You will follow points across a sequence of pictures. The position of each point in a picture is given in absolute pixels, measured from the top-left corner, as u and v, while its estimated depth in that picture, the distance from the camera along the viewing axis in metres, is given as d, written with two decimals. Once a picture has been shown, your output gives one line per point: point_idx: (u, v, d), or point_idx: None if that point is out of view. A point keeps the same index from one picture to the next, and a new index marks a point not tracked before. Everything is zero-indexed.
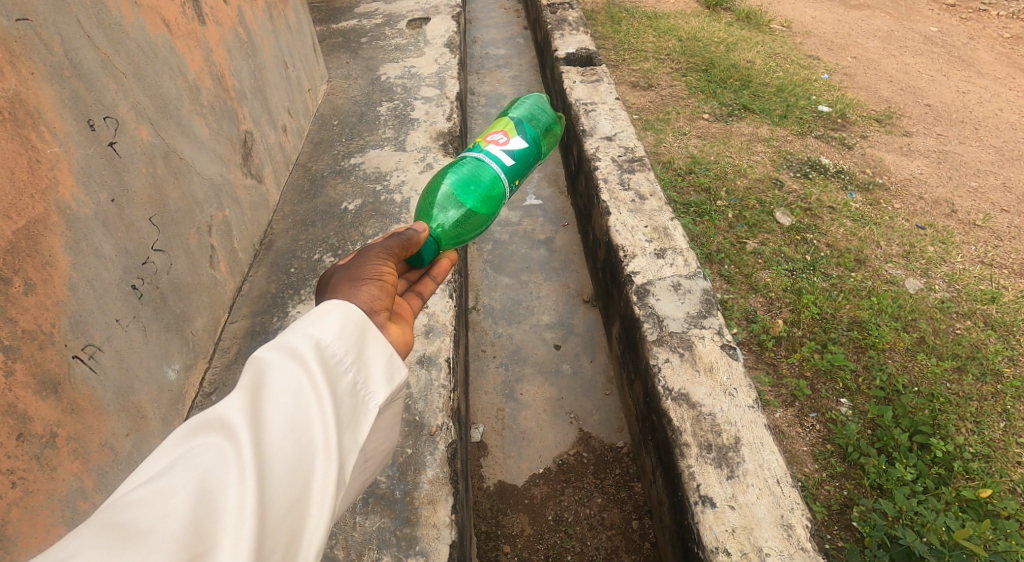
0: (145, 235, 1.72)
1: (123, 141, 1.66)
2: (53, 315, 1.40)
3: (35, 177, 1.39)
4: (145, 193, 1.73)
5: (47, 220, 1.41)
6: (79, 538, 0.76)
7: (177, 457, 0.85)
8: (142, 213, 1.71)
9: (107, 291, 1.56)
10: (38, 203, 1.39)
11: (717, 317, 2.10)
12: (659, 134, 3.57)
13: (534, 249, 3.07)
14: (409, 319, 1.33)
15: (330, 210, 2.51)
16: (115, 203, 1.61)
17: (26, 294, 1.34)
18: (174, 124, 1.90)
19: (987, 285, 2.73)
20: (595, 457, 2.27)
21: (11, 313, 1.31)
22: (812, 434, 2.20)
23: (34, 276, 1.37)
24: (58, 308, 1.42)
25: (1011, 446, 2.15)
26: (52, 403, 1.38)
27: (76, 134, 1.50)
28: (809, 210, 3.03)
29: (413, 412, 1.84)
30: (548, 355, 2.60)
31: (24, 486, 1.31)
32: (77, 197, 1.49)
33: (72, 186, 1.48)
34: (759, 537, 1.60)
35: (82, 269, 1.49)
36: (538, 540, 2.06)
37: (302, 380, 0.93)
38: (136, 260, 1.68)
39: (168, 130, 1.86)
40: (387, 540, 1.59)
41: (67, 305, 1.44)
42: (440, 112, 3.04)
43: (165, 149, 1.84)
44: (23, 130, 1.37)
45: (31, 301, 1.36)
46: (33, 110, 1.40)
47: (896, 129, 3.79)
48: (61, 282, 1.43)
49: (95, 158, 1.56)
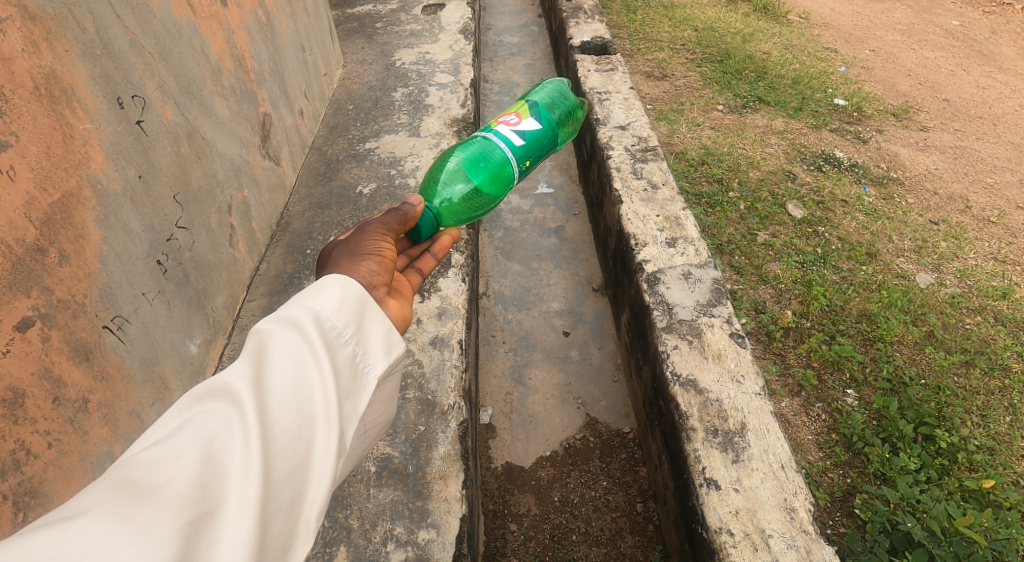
0: (170, 212, 1.77)
1: (150, 120, 1.70)
2: (84, 286, 1.45)
3: (69, 152, 1.43)
4: (170, 171, 1.78)
5: (80, 195, 1.46)
6: (92, 495, 0.78)
7: (183, 422, 0.88)
8: (167, 191, 1.76)
9: (135, 266, 1.61)
10: (72, 176, 1.43)
11: (726, 306, 2.12)
12: (672, 124, 3.57)
13: (545, 237, 3.10)
14: (408, 296, 1.35)
15: (345, 193, 2.55)
16: (142, 179, 1.66)
17: (61, 265, 1.39)
18: (198, 104, 1.94)
19: (999, 281, 2.73)
20: (601, 441, 2.31)
21: (47, 282, 1.36)
22: (817, 423, 2.23)
23: (68, 248, 1.41)
24: (89, 280, 1.46)
25: (1016, 439, 2.17)
26: (84, 369, 1.44)
27: (106, 112, 1.55)
28: (822, 203, 3.03)
29: (426, 391, 1.89)
30: (557, 342, 2.64)
31: (59, 448, 1.37)
32: (107, 173, 1.53)
33: (103, 162, 1.52)
34: (763, 520, 1.64)
35: (111, 243, 1.54)
36: (545, 520, 2.10)
37: (303, 350, 0.95)
38: (161, 236, 1.72)
39: (192, 110, 1.90)
40: (400, 512, 1.64)
41: (98, 277, 1.49)
42: (454, 99, 3.07)
43: (189, 129, 1.88)
44: (58, 106, 1.41)
45: (65, 272, 1.40)
46: (67, 87, 1.44)
47: (913, 123, 3.77)
48: (92, 255, 1.48)
49: (123, 136, 1.60)
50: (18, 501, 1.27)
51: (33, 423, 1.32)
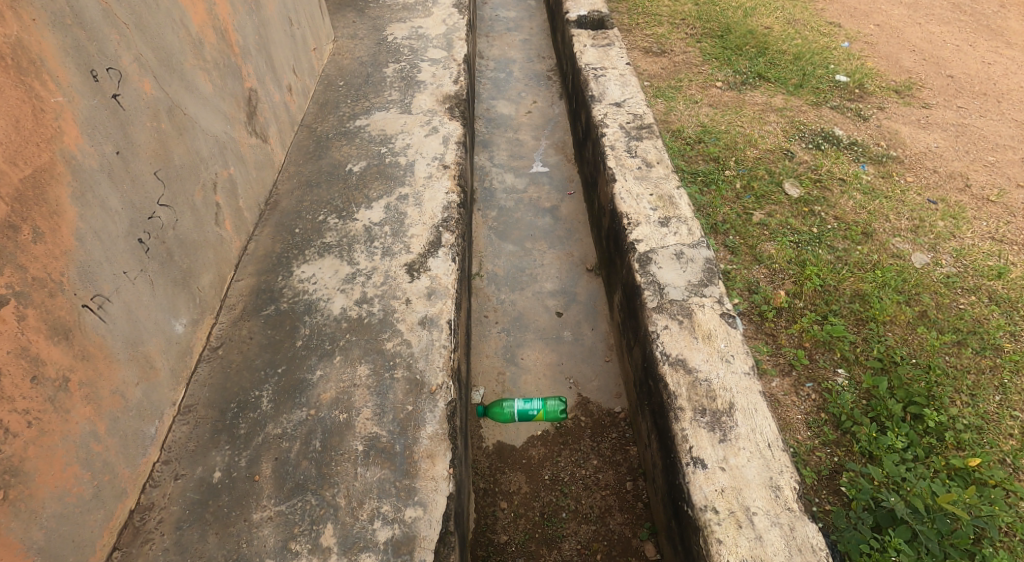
0: (151, 190, 1.75)
1: (127, 93, 1.68)
2: (61, 264, 1.46)
3: (40, 126, 1.43)
4: (150, 147, 1.76)
5: (54, 170, 1.46)
6: None
7: None
8: (147, 168, 1.75)
9: (115, 245, 1.61)
10: (43, 151, 1.43)
11: (718, 285, 2.12)
12: (670, 102, 3.53)
13: (539, 217, 3.08)
14: None
15: (334, 171, 2.54)
16: (120, 155, 1.65)
17: (35, 242, 1.41)
18: (178, 78, 1.91)
19: (995, 261, 2.72)
20: (592, 421, 2.32)
21: (21, 260, 1.38)
22: (807, 402, 2.24)
23: (42, 225, 1.42)
24: (66, 258, 1.48)
25: (1005, 418, 2.18)
26: (64, 348, 1.46)
27: (79, 84, 1.53)
28: (819, 182, 3.02)
29: (414, 371, 1.89)
30: (549, 322, 2.64)
31: (39, 426, 1.40)
32: (82, 148, 1.53)
33: (77, 137, 1.52)
34: (747, 497, 1.65)
35: (89, 220, 1.54)
36: (535, 498, 2.13)
37: None
38: (143, 214, 1.72)
39: (172, 85, 1.88)
40: (387, 490, 1.65)
41: (75, 254, 1.50)
42: (447, 75, 3.05)
43: (169, 104, 1.86)
44: (27, 78, 1.40)
45: (40, 250, 1.42)
46: (36, 58, 1.42)
47: (915, 100, 3.73)
48: (69, 233, 1.48)
49: (99, 110, 1.58)
50: None
51: (11, 402, 1.35)
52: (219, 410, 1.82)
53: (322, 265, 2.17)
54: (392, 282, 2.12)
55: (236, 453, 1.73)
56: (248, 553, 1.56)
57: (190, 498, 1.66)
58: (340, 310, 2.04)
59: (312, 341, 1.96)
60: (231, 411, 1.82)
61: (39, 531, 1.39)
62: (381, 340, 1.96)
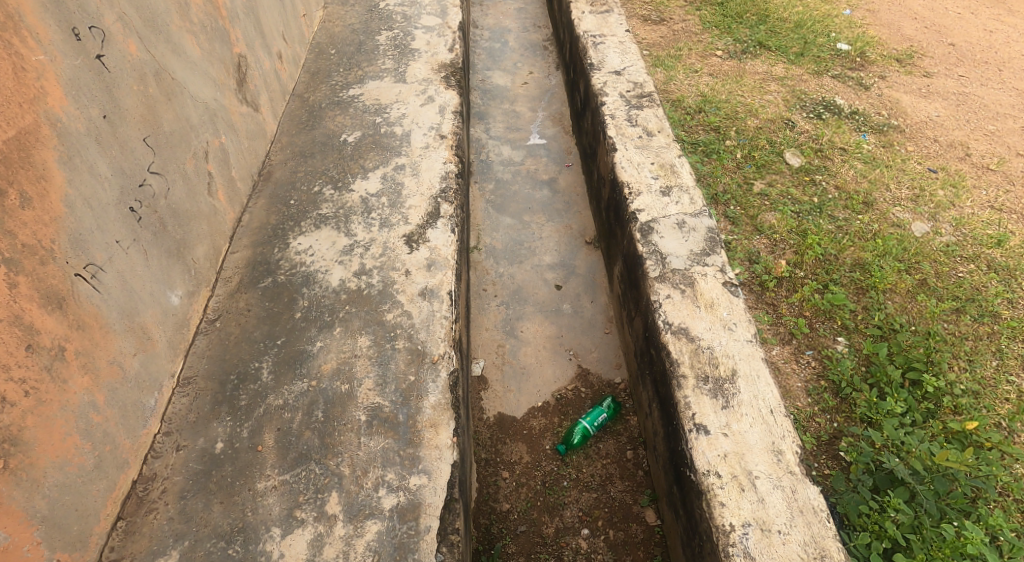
0: (140, 156, 1.73)
1: (111, 54, 1.65)
2: (52, 231, 1.44)
3: (22, 86, 1.40)
4: (137, 112, 1.73)
5: (38, 132, 1.43)
6: None
7: None
8: (136, 133, 1.72)
9: (105, 212, 1.59)
10: (26, 112, 1.41)
11: (720, 254, 2.10)
12: (669, 71, 3.48)
13: (537, 190, 3.05)
14: None
15: (328, 141, 2.50)
16: (107, 119, 1.62)
17: (23, 207, 1.38)
18: (164, 40, 1.87)
19: (994, 229, 2.71)
20: (592, 392, 2.32)
21: (10, 226, 1.36)
22: (807, 370, 2.24)
23: (30, 190, 1.40)
24: (57, 225, 1.46)
25: (1001, 383, 2.18)
26: (58, 317, 1.45)
27: (61, 43, 1.50)
28: (820, 151, 2.99)
29: (415, 341, 1.88)
30: (548, 295, 2.63)
31: (36, 396, 1.39)
32: (67, 110, 1.50)
33: (61, 99, 1.49)
34: (750, 462, 1.66)
35: (77, 186, 1.52)
36: (536, 467, 2.14)
37: None
38: (133, 181, 1.69)
39: (157, 47, 1.84)
40: (391, 459, 1.66)
41: (65, 222, 1.48)
42: (442, 43, 2.99)
43: (156, 67, 1.82)
44: (6, 35, 1.37)
45: (29, 216, 1.40)
46: (13, 13, 1.38)
47: (917, 68, 3.68)
48: (58, 199, 1.46)
49: (82, 71, 1.55)
50: None
51: (7, 370, 1.34)
52: (218, 382, 1.81)
53: (319, 237, 2.15)
54: (390, 254, 2.10)
55: (237, 424, 1.72)
56: (253, 522, 1.56)
57: (193, 468, 1.66)
58: (339, 281, 2.02)
59: (311, 312, 1.95)
60: (231, 383, 1.81)
61: (41, 500, 1.38)
62: (380, 311, 1.95)
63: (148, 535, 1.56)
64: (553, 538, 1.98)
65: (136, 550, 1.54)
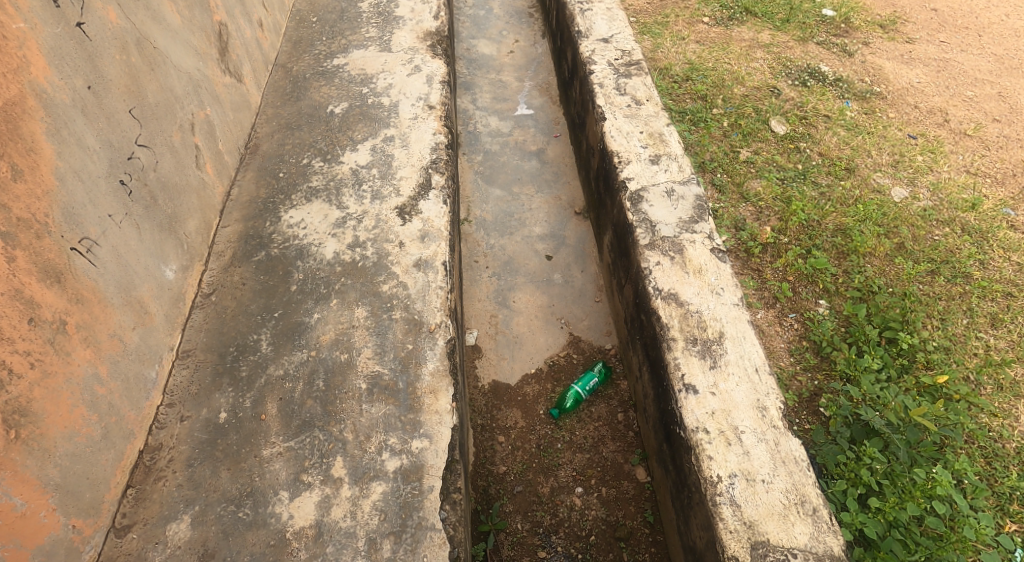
0: (127, 128, 1.73)
1: (91, 22, 1.65)
2: (44, 205, 1.46)
3: (5, 55, 1.40)
4: (122, 82, 1.73)
5: (24, 103, 1.44)
6: None
7: None
8: (121, 105, 1.72)
9: (96, 185, 1.60)
10: (11, 83, 1.41)
11: (707, 222, 2.15)
12: (656, 39, 3.48)
13: (526, 161, 3.08)
14: None
15: (315, 113, 2.50)
16: (91, 90, 1.62)
17: (15, 181, 1.40)
18: (143, 8, 1.86)
19: (970, 194, 2.78)
20: (583, 358, 2.39)
21: (4, 200, 1.38)
22: (789, 332, 2.32)
23: (20, 162, 1.41)
24: (49, 199, 1.47)
25: (971, 339, 2.28)
26: (57, 292, 1.47)
27: (39, 11, 1.50)
28: (804, 119, 3.03)
29: (412, 311, 1.93)
30: (539, 265, 2.67)
31: (41, 368, 1.42)
32: (51, 81, 1.50)
33: (45, 68, 1.49)
34: (736, 418, 1.73)
35: (67, 159, 1.53)
36: (530, 431, 2.21)
37: None
38: (122, 154, 1.70)
39: (137, 15, 1.83)
40: (393, 424, 1.71)
41: (57, 195, 1.49)
42: (426, 11, 2.98)
43: (137, 36, 1.82)
44: None
45: (21, 189, 1.41)
46: None
47: (900, 35, 3.71)
48: (48, 172, 1.48)
49: (64, 39, 1.55)
50: (5, 417, 1.34)
51: (11, 343, 1.37)
52: (218, 354, 1.85)
53: (311, 210, 2.17)
54: (384, 226, 2.13)
55: (239, 394, 1.77)
56: (261, 486, 1.62)
57: (198, 437, 1.70)
58: (333, 254, 2.05)
59: (307, 285, 1.98)
60: (230, 354, 1.85)
61: (53, 468, 1.43)
62: (376, 282, 1.99)
63: (158, 501, 1.61)
64: (549, 496, 2.06)
65: (147, 515, 1.59)
